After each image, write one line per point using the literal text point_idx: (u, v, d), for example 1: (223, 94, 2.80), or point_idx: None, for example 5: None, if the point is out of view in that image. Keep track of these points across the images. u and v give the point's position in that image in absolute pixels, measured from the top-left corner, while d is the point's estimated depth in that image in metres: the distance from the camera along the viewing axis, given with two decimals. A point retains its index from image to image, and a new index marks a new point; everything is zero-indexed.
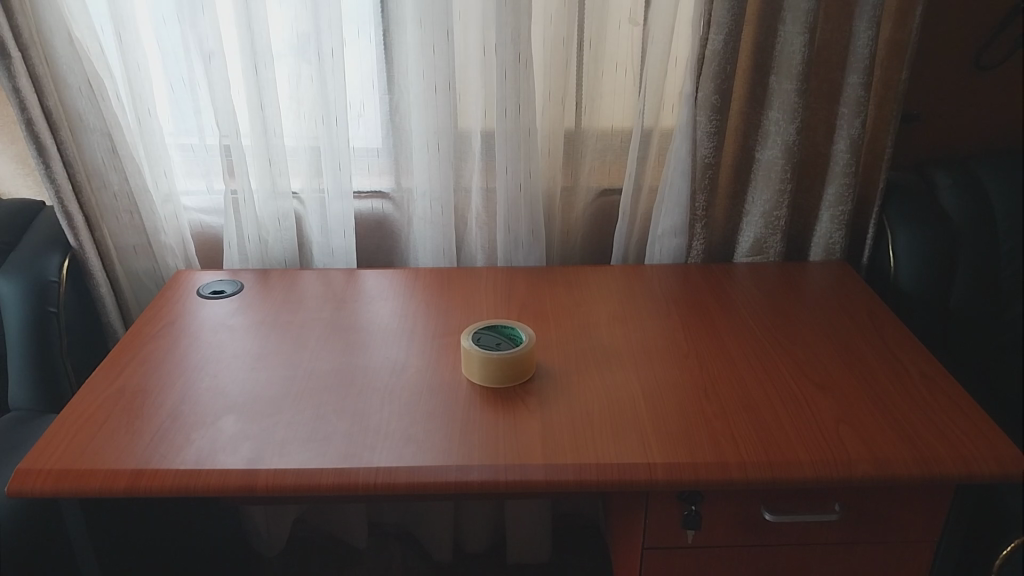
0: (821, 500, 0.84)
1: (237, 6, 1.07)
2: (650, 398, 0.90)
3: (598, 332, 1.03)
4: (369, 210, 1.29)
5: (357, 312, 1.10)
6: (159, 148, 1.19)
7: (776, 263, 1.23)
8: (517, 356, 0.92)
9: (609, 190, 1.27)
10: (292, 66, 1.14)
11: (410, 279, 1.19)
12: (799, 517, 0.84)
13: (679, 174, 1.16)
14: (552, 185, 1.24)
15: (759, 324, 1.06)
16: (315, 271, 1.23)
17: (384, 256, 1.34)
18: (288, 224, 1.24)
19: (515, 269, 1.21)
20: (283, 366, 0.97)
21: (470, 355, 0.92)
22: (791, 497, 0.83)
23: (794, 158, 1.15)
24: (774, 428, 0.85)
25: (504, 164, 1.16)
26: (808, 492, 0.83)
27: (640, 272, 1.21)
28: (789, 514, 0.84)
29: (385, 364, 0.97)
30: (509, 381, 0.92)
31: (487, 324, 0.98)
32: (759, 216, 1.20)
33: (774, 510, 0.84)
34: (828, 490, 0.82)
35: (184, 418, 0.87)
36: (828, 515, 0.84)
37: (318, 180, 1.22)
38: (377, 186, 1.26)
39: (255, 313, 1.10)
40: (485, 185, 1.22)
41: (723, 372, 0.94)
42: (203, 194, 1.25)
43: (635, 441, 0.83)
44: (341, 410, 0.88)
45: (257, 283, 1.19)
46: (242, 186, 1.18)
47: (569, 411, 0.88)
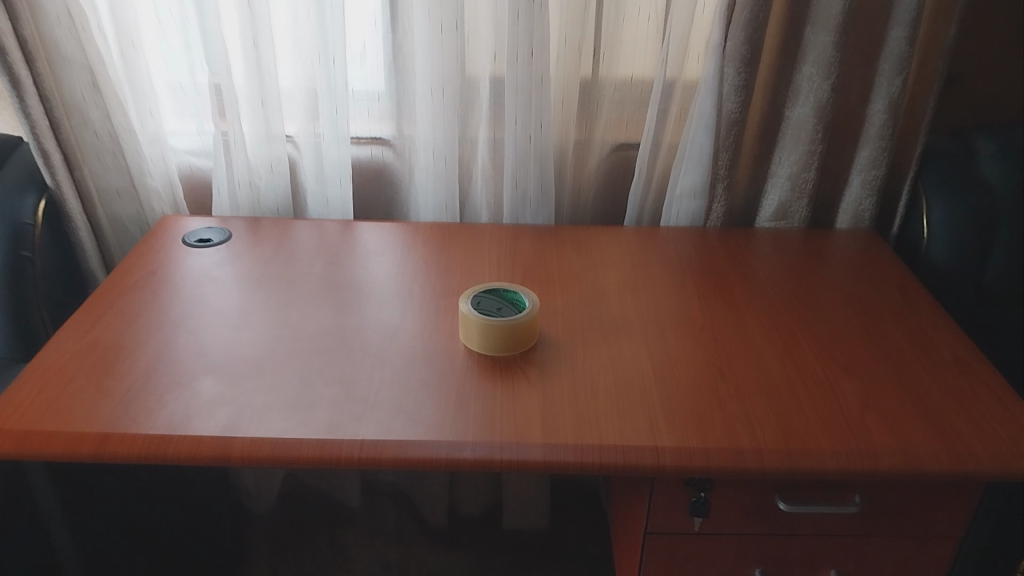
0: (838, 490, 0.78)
1: None
2: (660, 372, 0.83)
3: (606, 299, 0.97)
4: (369, 157, 1.20)
5: (350, 268, 1.03)
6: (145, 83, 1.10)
7: (799, 231, 1.15)
8: (520, 325, 0.85)
9: (623, 146, 1.18)
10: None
11: (408, 235, 1.12)
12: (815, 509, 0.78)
13: (702, 131, 1.08)
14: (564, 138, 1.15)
15: (779, 298, 0.99)
16: (309, 221, 1.16)
17: (382, 209, 1.27)
18: (281, 170, 1.17)
19: (520, 228, 1.14)
20: (267, 325, 0.91)
21: (468, 320, 0.86)
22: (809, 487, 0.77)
23: (826, 118, 1.07)
24: (793, 413, 0.78)
25: (513, 114, 1.09)
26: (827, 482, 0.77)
27: (653, 235, 1.14)
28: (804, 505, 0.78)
29: (376, 326, 0.91)
30: (508, 349, 0.86)
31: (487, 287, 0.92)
32: (785, 178, 1.12)
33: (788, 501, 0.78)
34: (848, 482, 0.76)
35: (158, 377, 0.81)
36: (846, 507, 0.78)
37: (314, 124, 1.14)
38: (377, 132, 1.18)
39: (240, 264, 1.03)
40: (493, 135, 1.14)
41: (740, 348, 0.88)
42: (191, 136, 1.16)
43: (642, 418, 0.77)
44: (328, 375, 0.82)
45: (244, 233, 1.12)
46: (233, 128, 1.10)
47: (572, 383, 0.82)
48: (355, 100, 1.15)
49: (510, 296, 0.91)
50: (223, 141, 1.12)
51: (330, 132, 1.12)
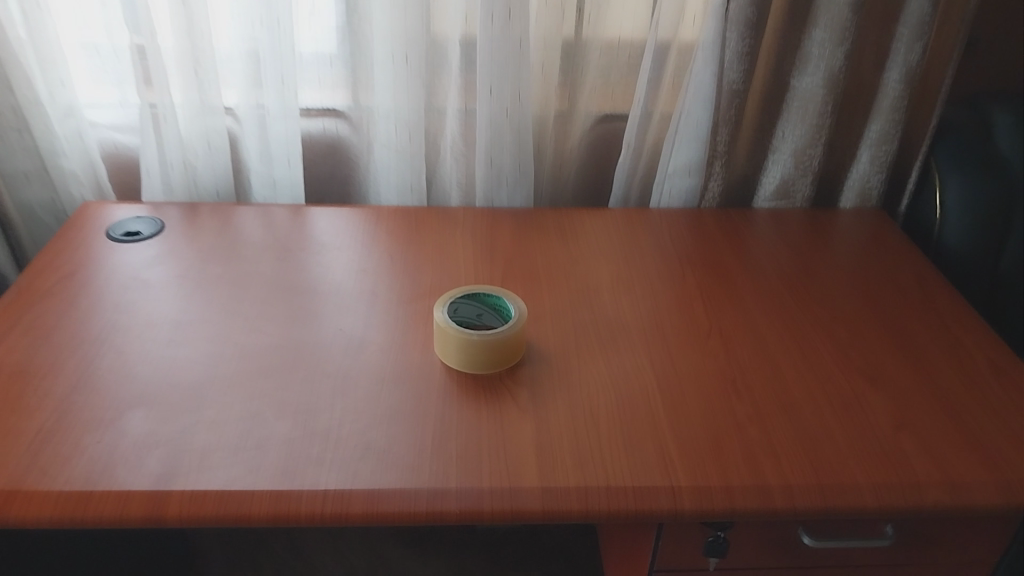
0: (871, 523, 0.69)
1: None
2: (667, 390, 0.73)
3: (599, 300, 0.85)
4: (321, 131, 1.06)
5: (303, 265, 0.90)
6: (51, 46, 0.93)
7: (802, 211, 1.04)
8: (506, 338, 0.73)
9: (609, 116, 1.06)
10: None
11: (369, 222, 0.99)
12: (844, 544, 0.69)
13: (700, 102, 0.96)
14: (544, 109, 1.02)
15: (789, 291, 0.89)
16: (254, 206, 1.02)
17: (338, 188, 1.13)
18: (220, 148, 1.02)
19: (496, 212, 1.02)
20: (208, 339, 0.78)
21: (446, 333, 0.74)
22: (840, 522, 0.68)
23: (836, 88, 0.96)
24: (822, 437, 0.68)
25: (487, 83, 0.95)
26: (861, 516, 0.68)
27: (643, 219, 1.02)
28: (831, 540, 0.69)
29: (337, 339, 0.78)
30: (492, 366, 0.74)
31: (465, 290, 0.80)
32: (788, 154, 1.01)
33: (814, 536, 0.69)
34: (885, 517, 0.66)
35: (76, 413, 0.68)
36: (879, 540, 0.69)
37: (257, 94, 0.99)
38: (330, 103, 1.03)
39: (175, 263, 0.89)
40: (464, 105, 1.00)
41: (753, 357, 0.77)
42: (113, 108, 1.00)
43: (653, 450, 0.66)
44: (281, 404, 0.70)
45: (180, 222, 0.97)
46: (162, 98, 0.95)
47: (568, 407, 0.70)
48: (303, 65, 1.00)
49: (492, 301, 0.79)
50: (150, 113, 0.96)
51: (276, 103, 0.97)
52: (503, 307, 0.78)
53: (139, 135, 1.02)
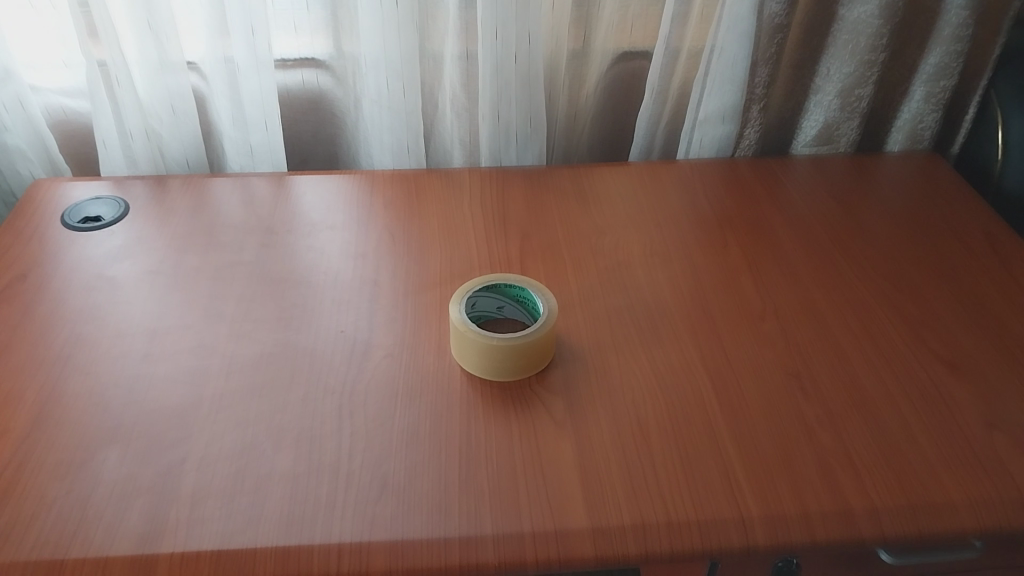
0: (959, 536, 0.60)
1: None
2: (724, 392, 0.63)
3: (634, 278, 0.75)
4: (299, 84, 0.92)
5: (291, 249, 0.78)
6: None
7: (847, 156, 0.93)
8: (538, 341, 0.63)
9: (629, 54, 0.93)
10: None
11: (364, 193, 0.87)
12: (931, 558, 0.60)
13: (736, 38, 0.84)
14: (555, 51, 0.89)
15: (844, 257, 0.79)
16: (231, 176, 0.89)
17: (324, 146, 1.00)
18: (186, 110, 0.88)
19: (506, 174, 0.90)
20: (189, 350, 0.67)
21: (466, 338, 0.63)
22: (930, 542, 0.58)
23: (892, 15, 0.83)
24: (905, 445, 0.59)
25: (491, 25, 0.82)
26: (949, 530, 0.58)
27: (670, 175, 0.91)
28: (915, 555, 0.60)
29: (338, 343, 0.68)
30: (520, 373, 0.64)
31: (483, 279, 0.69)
32: (834, 93, 0.89)
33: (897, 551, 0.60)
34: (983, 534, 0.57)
35: (41, 457, 0.58)
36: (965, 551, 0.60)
37: (223, 45, 0.85)
38: (308, 52, 0.89)
39: (144, 254, 0.78)
40: (465, 49, 0.86)
41: (815, 344, 0.68)
42: (57, 70, 0.87)
43: (716, 471, 0.57)
44: (279, 431, 0.60)
45: (146, 202, 0.85)
46: (111, 55, 0.82)
47: (612, 419, 0.61)
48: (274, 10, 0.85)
49: (515, 292, 0.68)
50: (100, 72, 0.83)
51: (245, 55, 0.84)
52: (529, 299, 0.68)
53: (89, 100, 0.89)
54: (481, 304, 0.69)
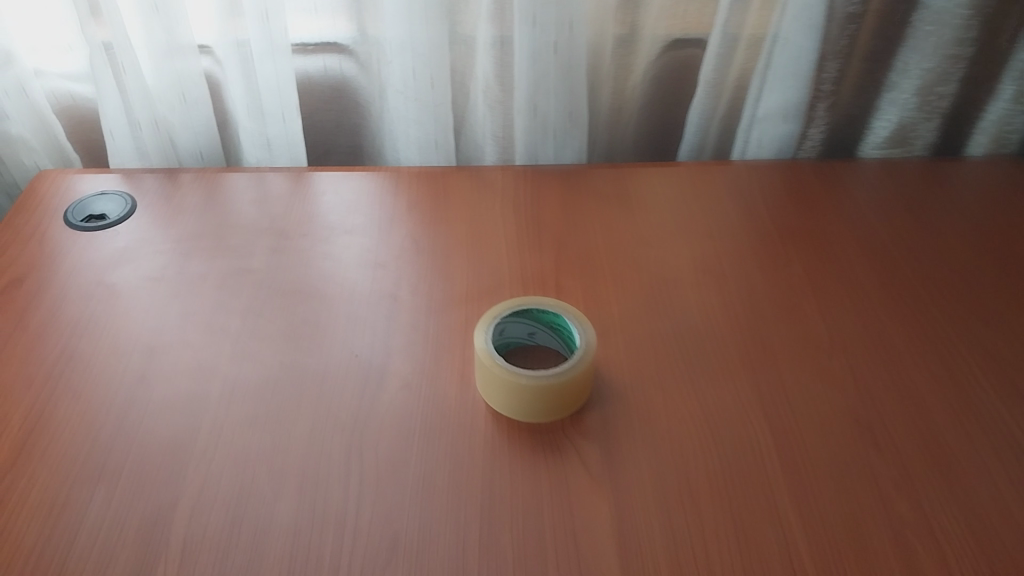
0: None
1: None
2: (783, 448, 0.56)
3: (684, 300, 0.67)
4: (321, 70, 0.85)
5: (305, 256, 0.72)
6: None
7: (920, 161, 0.84)
8: (573, 379, 0.56)
9: (680, 42, 0.84)
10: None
11: (386, 193, 0.80)
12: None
13: (804, 29, 0.75)
14: (601, 38, 0.81)
15: (919, 280, 0.70)
16: (248, 171, 0.83)
17: (347, 137, 0.93)
18: (197, 99, 0.82)
19: (542, 174, 0.82)
20: (189, 371, 0.61)
21: (492, 373, 0.56)
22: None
23: (983, 7, 0.74)
24: (993, 519, 0.52)
25: (530, 10, 0.73)
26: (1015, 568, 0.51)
27: (722, 177, 0.82)
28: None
29: (351, 369, 0.62)
30: (552, 414, 0.58)
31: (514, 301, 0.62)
32: (911, 93, 0.80)
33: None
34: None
35: (22, 494, 0.53)
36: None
37: (236, 28, 0.77)
38: (329, 36, 0.82)
39: (148, 258, 0.72)
40: (499, 34, 0.78)
41: (889, 394, 0.60)
42: (60, 52, 0.81)
43: (776, 549, 0.50)
44: (282, 472, 0.54)
45: (154, 198, 0.79)
46: (116, 37, 0.75)
47: (654, 473, 0.54)
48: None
49: (549, 317, 0.61)
50: (104, 54, 0.77)
51: (260, 40, 0.77)
52: (563, 326, 0.61)
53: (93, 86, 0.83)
54: (510, 330, 0.62)
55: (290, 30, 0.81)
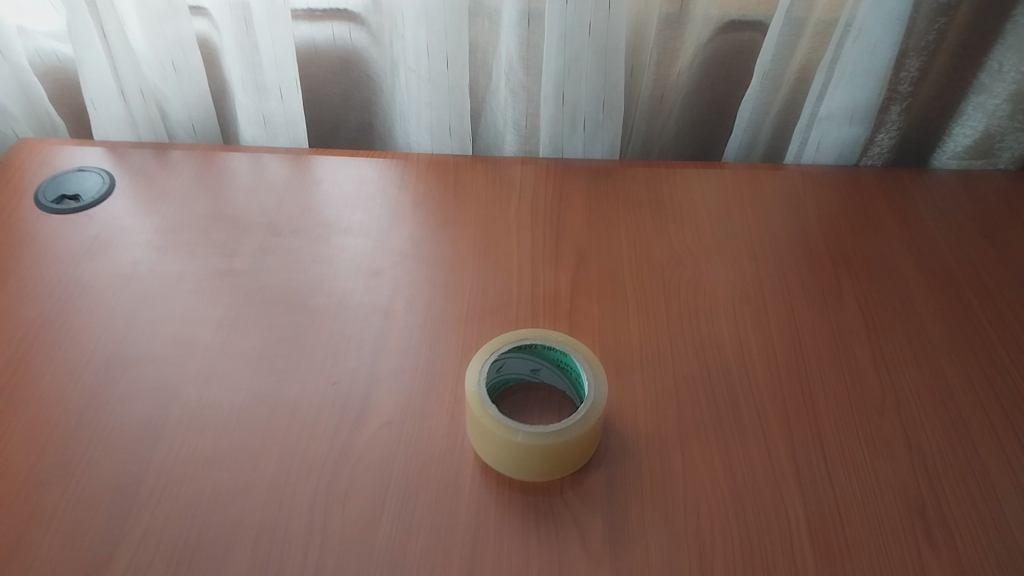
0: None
1: None
2: (822, 536, 0.48)
3: (717, 337, 0.58)
4: (328, 40, 0.76)
5: (293, 257, 0.64)
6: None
7: (1004, 175, 0.73)
8: (576, 438, 0.48)
9: (734, 24, 0.73)
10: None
11: (391, 184, 0.71)
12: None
13: (885, 16, 0.64)
14: (644, 19, 0.70)
15: (998, 323, 0.60)
16: (245, 151, 0.75)
17: (357, 112, 0.84)
18: (190, 67, 0.74)
19: (567, 171, 0.73)
20: (149, 393, 0.54)
21: (482, 425, 0.49)
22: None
23: None
24: None
25: None
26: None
27: (773, 183, 0.72)
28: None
29: (328, 399, 0.54)
30: (550, 473, 0.50)
31: (520, 333, 0.53)
32: (1004, 98, 0.68)
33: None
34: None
35: None
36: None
37: None
38: (337, 3, 0.73)
39: (121, 251, 0.65)
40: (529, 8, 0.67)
41: (952, 473, 0.51)
42: (41, 9, 0.73)
43: None
44: (235, 527, 0.48)
45: (137, 178, 0.72)
46: None
47: (664, 556, 0.47)
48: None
49: (555, 354, 0.53)
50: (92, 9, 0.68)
51: (259, 1, 0.67)
52: (571, 366, 0.52)
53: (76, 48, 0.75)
54: (509, 365, 0.54)
55: None
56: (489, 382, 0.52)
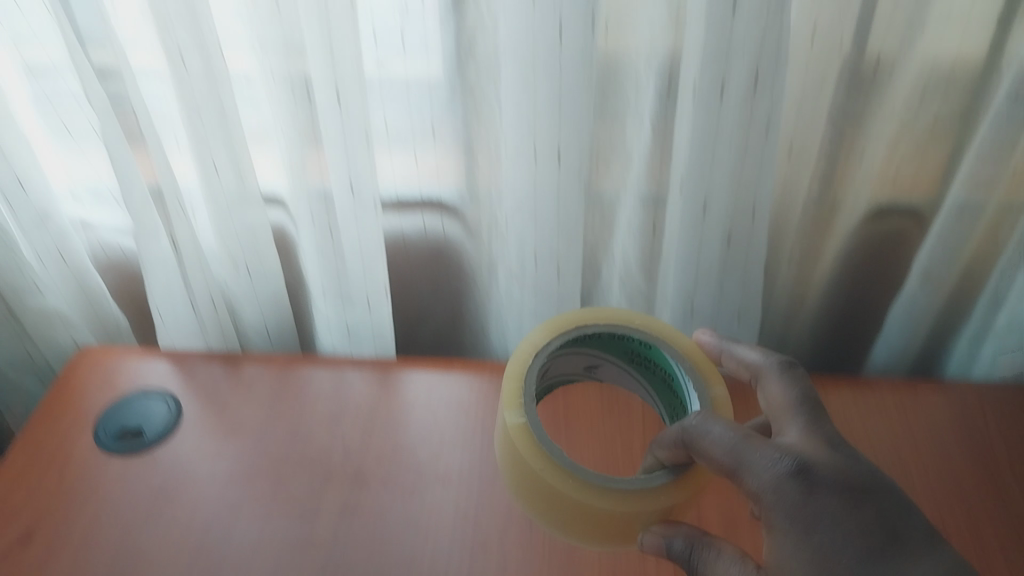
0: (771, 454, 0.40)
1: None
2: None
3: None
4: (419, 231, 0.71)
5: (383, 521, 0.55)
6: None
7: None
8: (684, 495, 0.45)
9: (884, 210, 0.66)
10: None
11: (490, 413, 0.62)
12: (728, 438, 0.41)
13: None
14: (782, 209, 0.65)
15: None
16: (325, 365, 0.66)
17: (444, 305, 0.78)
18: (266, 271, 0.67)
19: None
20: None
21: (569, 495, 0.44)
22: (658, 536, 0.43)
23: None
24: None
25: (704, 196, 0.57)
26: (777, 398, 0.47)
27: (947, 415, 0.61)
28: (778, 388, 0.47)
29: None
30: (608, 535, 0.45)
31: (589, 321, 0.51)
32: None
33: (769, 367, 0.49)
34: (817, 462, 0.41)
35: None
36: (701, 426, 0.42)
37: (313, 181, 0.61)
38: (431, 195, 0.68)
39: (188, 519, 0.55)
40: (652, 191, 0.62)
41: None
42: (109, 205, 0.66)
43: None
44: None
45: (204, 403, 0.63)
46: (213, 183, 0.61)
47: None
48: (388, 141, 0.64)
49: (631, 343, 0.51)
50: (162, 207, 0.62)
51: (346, 201, 0.61)
52: (653, 356, 0.51)
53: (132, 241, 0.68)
54: (573, 356, 0.52)
55: (382, 179, 0.67)
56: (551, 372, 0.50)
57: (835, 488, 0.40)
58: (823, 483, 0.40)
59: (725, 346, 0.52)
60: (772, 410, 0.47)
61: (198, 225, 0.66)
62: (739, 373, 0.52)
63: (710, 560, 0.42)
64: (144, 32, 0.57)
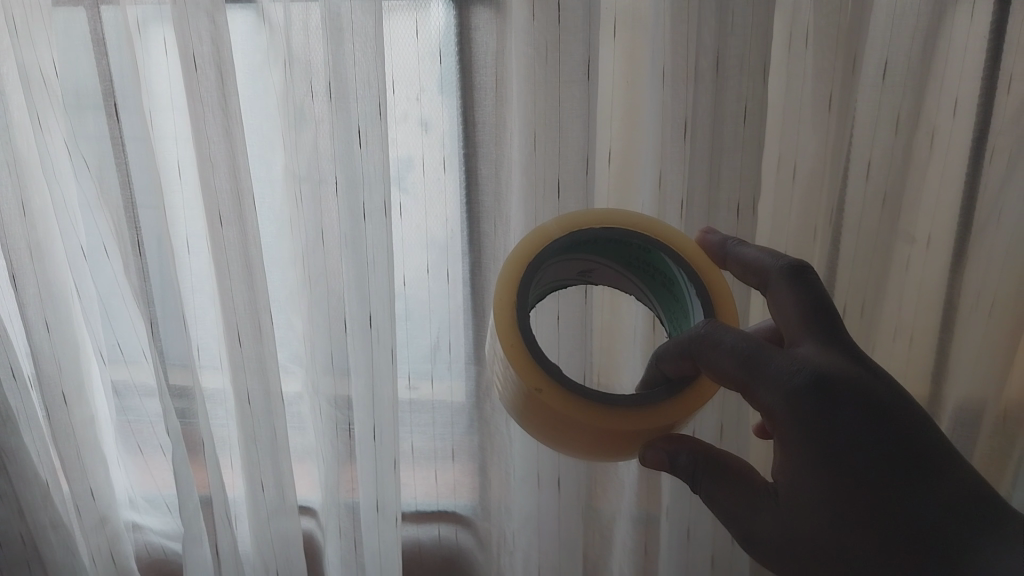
0: (786, 368, 0.41)
1: (238, 266, 0.59)
2: None
3: None
4: (435, 539, 0.78)
5: None
6: (76, 430, 0.66)
7: None
8: (686, 405, 0.43)
9: None
10: (315, 308, 0.63)
11: None
12: (737, 342, 0.41)
13: None
14: None
15: None
16: None
17: None
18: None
19: None
20: None
21: (582, 424, 0.42)
22: (661, 454, 0.43)
23: None
24: None
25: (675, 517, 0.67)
26: (789, 315, 0.44)
27: None
28: (791, 291, 0.44)
29: None
30: (616, 453, 0.45)
31: (583, 217, 0.46)
32: None
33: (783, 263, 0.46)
34: (835, 377, 0.41)
35: None
36: (712, 330, 0.41)
37: (344, 495, 0.69)
38: (448, 507, 0.76)
39: None
40: (644, 510, 0.70)
41: None
42: (163, 509, 0.76)
43: None
44: None
45: None
46: (254, 498, 0.69)
47: None
48: (413, 457, 0.74)
49: (632, 245, 0.47)
50: (208, 516, 0.69)
51: (371, 515, 0.69)
52: (654, 256, 0.47)
53: (178, 540, 0.77)
54: (567, 263, 0.49)
55: (404, 492, 0.76)
56: (552, 258, 0.46)
57: (856, 409, 0.41)
58: (845, 403, 0.41)
59: (732, 248, 0.48)
60: (772, 299, 0.46)
61: (238, 528, 0.75)
62: (746, 278, 0.48)
63: (721, 488, 0.45)
64: (210, 359, 0.68)
